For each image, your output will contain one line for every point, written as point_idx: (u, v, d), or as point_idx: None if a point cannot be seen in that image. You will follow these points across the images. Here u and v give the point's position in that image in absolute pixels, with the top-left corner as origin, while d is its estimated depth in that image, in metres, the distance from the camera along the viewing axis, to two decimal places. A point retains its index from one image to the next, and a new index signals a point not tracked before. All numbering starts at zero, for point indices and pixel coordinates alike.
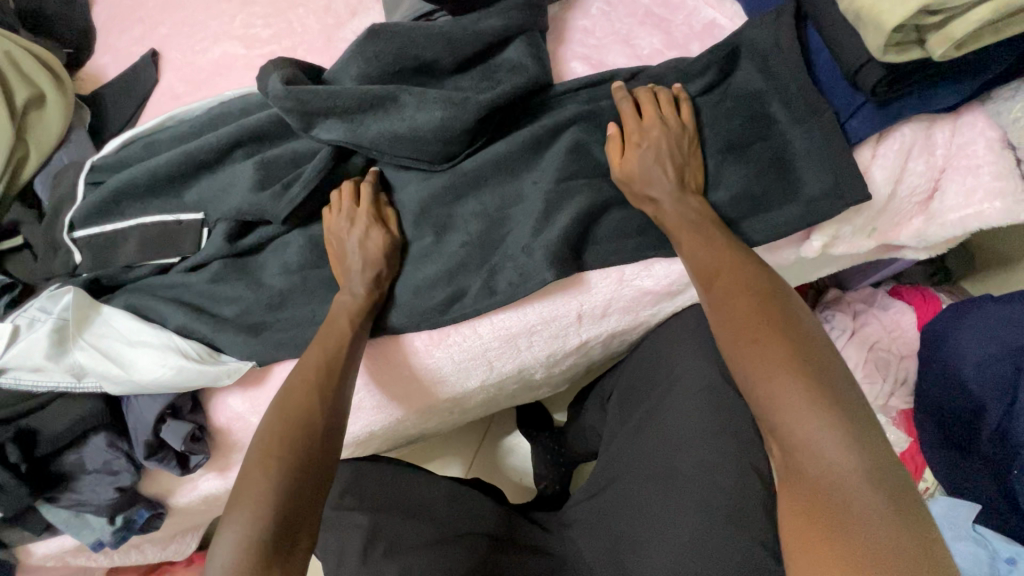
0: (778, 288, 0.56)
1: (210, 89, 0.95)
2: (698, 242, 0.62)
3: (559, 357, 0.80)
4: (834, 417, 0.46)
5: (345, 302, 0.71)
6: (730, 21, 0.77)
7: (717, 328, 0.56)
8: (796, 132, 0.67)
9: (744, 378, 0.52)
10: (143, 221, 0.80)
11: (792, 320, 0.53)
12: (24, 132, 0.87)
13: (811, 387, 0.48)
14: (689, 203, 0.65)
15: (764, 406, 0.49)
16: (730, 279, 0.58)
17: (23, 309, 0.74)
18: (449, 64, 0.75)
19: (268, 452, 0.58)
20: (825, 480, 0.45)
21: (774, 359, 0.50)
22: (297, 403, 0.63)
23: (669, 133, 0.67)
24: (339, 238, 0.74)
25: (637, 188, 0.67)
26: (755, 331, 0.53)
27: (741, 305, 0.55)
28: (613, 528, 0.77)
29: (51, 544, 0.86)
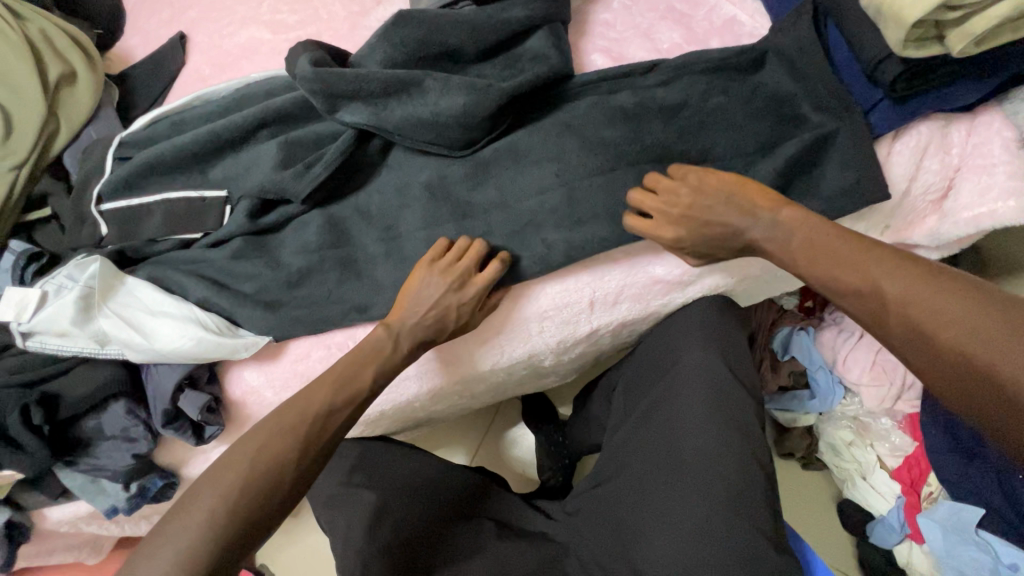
0: (957, 279, 0.52)
1: (237, 71, 0.98)
2: (840, 258, 0.58)
3: (570, 344, 0.81)
4: None
5: (384, 345, 0.69)
6: (751, 17, 0.78)
7: (905, 350, 0.53)
8: (815, 127, 0.68)
9: (974, 392, 0.48)
10: (168, 197, 0.82)
11: (994, 305, 0.49)
12: (56, 107, 0.89)
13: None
14: (782, 221, 0.62)
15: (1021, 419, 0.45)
16: (893, 288, 0.54)
17: (51, 276, 0.76)
18: (473, 51, 0.77)
19: (226, 474, 0.59)
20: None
21: (1006, 361, 0.46)
22: (274, 434, 0.62)
23: (692, 204, 0.66)
24: (422, 278, 0.70)
25: (732, 244, 0.66)
26: (956, 347, 0.49)
27: (936, 321, 0.51)
28: (617, 515, 0.78)
29: (65, 509, 0.89)
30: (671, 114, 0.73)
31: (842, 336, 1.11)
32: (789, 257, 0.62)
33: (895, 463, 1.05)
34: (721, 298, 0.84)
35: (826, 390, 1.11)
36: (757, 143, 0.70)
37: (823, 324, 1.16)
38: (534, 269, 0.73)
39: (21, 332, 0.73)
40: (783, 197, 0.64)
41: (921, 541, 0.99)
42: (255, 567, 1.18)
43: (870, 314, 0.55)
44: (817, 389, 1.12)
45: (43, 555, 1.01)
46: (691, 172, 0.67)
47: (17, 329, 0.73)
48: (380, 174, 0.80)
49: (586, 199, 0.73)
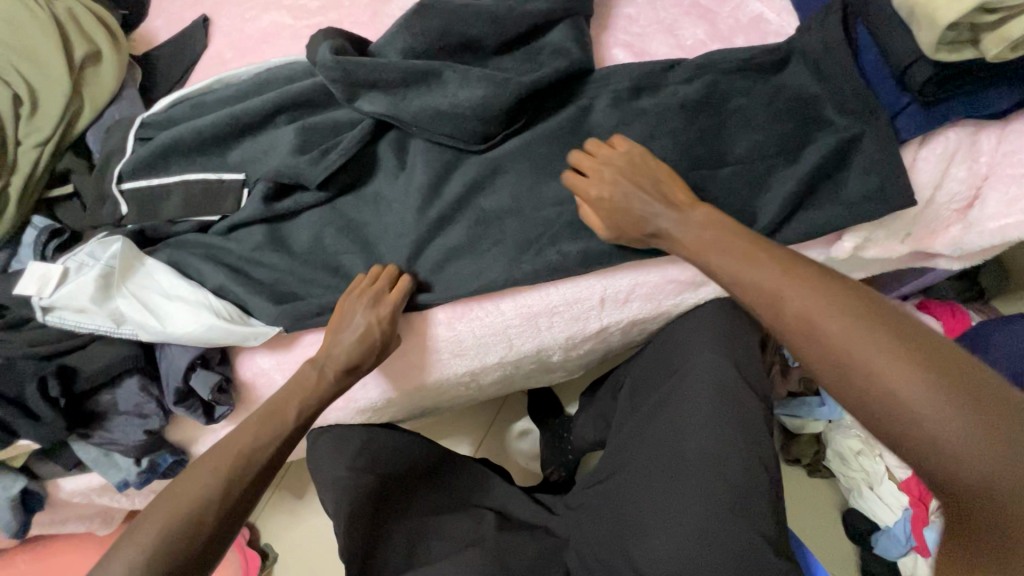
0: (861, 295, 0.51)
1: (257, 55, 0.98)
2: (743, 263, 0.57)
3: (578, 341, 0.81)
4: (971, 413, 0.43)
5: (306, 378, 0.70)
6: (778, 15, 0.76)
7: (801, 350, 0.52)
8: (839, 130, 0.66)
9: (867, 408, 0.47)
10: (188, 178, 0.83)
11: (889, 325, 0.49)
12: (81, 86, 0.90)
13: (948, 399, 0.43)
14: (693, 217, 0.63)
15: (908, 438, 0.45)
16: (791, 288, 0.53)
17: (71, 253, 0.77)
18: (493, 42, 0.76)
19: (199, 471, 0.60)
20: (985, 491, 0.42)
21: (893, 382, 0.45)
22: (247, 428, 0.65)
23: (620, 169, 0.67)
24: (345, 310, 0.72)
25: (641, 226, 0.66)
26: (846, 346, 0.49)
27: (828, 319, 0.50)
28: (617, 511, 0.78)
29: (79, 480, 0.91)
30: (691, 112, 0.72)
31: None
32: (695, 250, 0.62)
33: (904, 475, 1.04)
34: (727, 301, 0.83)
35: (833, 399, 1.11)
36: (778, 145, 0.69)
37: None
38: (547, 265, 0.74)
39: (41, 306, 0.74)
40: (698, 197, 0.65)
41: (927, 555, 0.98)
42: (260, 546, 1.20)
43: (772, 323, 0.54)
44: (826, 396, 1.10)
45: (57, 524, 1.04)
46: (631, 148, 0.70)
47: (38, 303, 0.74)
48: (395, 163, 0.80)
49: None
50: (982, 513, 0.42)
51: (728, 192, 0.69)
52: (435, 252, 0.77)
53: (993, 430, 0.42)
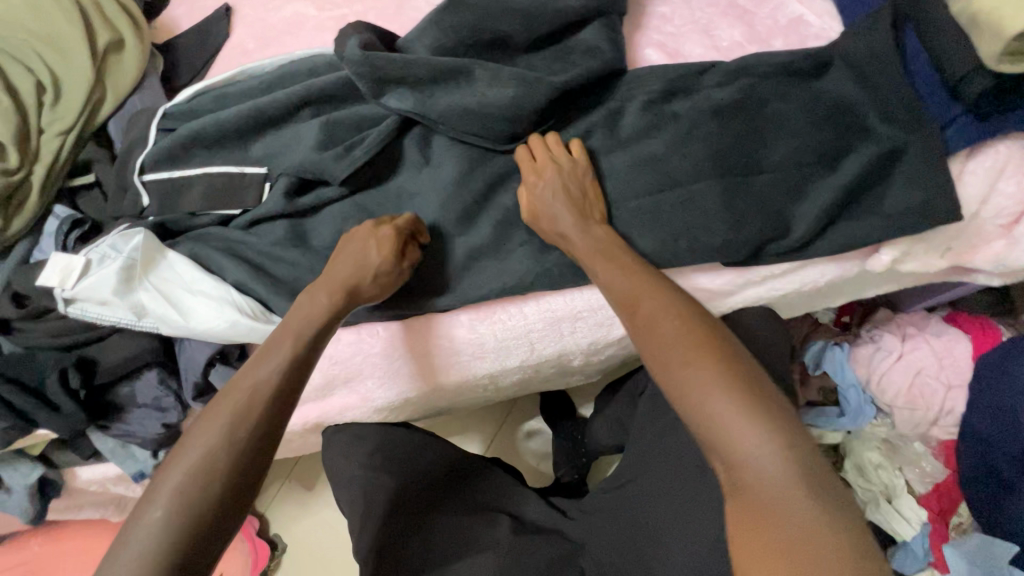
0: (703, 314, 0.59)
1: (280, 46, 0.97)
2: (619, 274, 0.63)
3: (600, 346, 0.79)
4: (762, 425, 0.49)
5: (303, 305, 0.65)
6: (819, 18, 0.74)
7: (645, 351, 0.58)
8: (881, 140, 0.64)
9: (681, 405, 0.53)
10: (210, 171, 0.82)
11: (716, 340, 0.56)
12: (103, 74, 0.90)
13: (743, 406, 0.50)
14: (594, 233, 0.67)
15: (711, 434, 0.51)
16: (650, 301, 0.60)
17: (94, 244, 0.77)
18: (524, 40, 0.74)
19: (253, 369, 0.58)
20: (761, 484, 0.47)
21: (705, 384, 0.52)
22: (245, 381, 0.57)
23: (565, 173, 0.69)
24: (345, 243, 0.71)
25: (548, 229, 0.69)
26: (682, 353, 0.55)
27: (669, 328, 0.57)
28: (637, 517, 0.77)
29: (96, 469, 0.91)
30: (727, 117, 0.69)
31: (878, 355, 1.05)
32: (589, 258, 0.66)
33: (924, 490, 1.03)
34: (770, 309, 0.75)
35: (857, 410, 1.07)
36: (816, 154, 0.67)
37: (859, 340, 1.09)
38: (573, 271, 0.72)
39: (63, 298, 0.74)
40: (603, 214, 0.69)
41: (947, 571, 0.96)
42: (269, 536, 1.20)
43: (627, 326, 0.61)
44: (847, 407, 1.09)
45: (72, 510, 1.05)
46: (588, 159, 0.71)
47: (61, 295, 0.74)
48: (419, 160, 0.78)
49: (629, 199, 0.70)
50: (753, 504, 0.46)
51: (764, 201, 0.67)
52: (459, 253, 0.75)
53: (773, 437, 0.49)
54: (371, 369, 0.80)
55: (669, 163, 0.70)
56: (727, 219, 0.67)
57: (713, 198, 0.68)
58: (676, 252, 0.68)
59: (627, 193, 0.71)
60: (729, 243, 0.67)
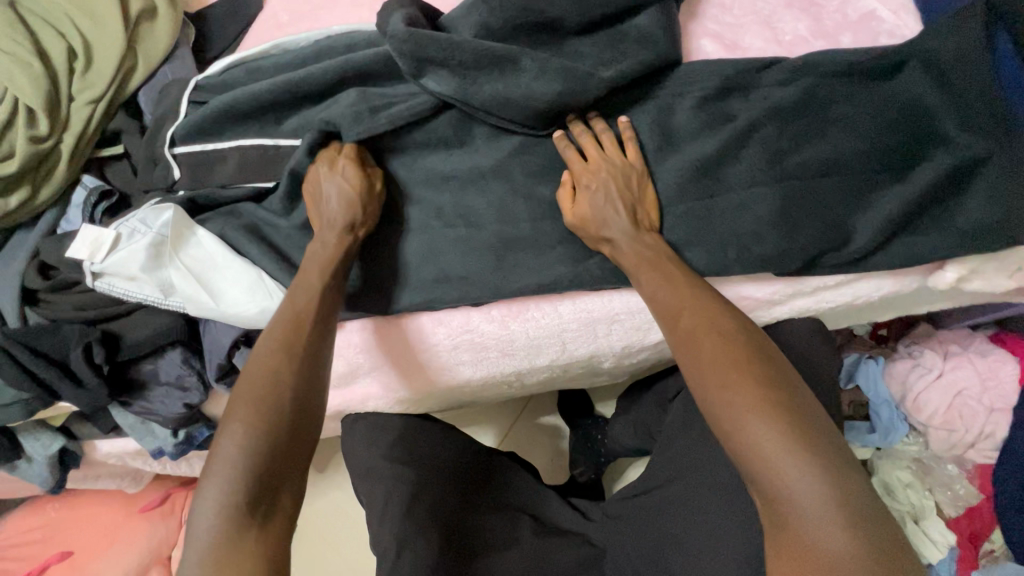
0: (744, 329, 0.56)
1: (315, 20, 0.93)
2: (662, 283, 0.61)
3: (634, 350, 0.76)
4: (803, 452, 0.47)
5: (315, 251, 0.68)
6: (893, 13, 0.69)
7: (683, 366, 0.56)
8: (959, 149, 0.60)
9: (719, 431, 0.51)
10: (242, 144, 0.80)
11: (758, 360, 0.53)
12: (135, 42, 0.87)
13: (786, 436, 0.48)
14: (645, 240, 0.65)
15: (751, 463, 0.49)
16: (691, 317, 0.57)
17: (125, 217, 0.75)
18: (575, 23, 0.71)
19: (283, 308, 0.64)
20: (803, 515, 0.46)
21: (746, 411, 0.50)
22: (282, 318, 0.63)
23: (618, 172, 0.67)
24: (318, 182, 0.72)
25: (597, 233, 0.66)
26: (719, 374, 0.53)
27: (705, 345, 0.55)
28: (663, 528, 0.75)
29: (115, 443, 0.91)
30: (787, 117, 0.66)
31: (917, 371, 1.01)
32: (632, 264, 0.64)
33: (954, 513, 0.99)
34: (818, 321, 0.71)
35: (888, 426, 1.04)
36: (885, 162, 0.63)
37: (896, 355, 1.06)
38: (613, 271, 0.70)
39: (92, 271, 0.73)
40: (657, 222, 0.67)
41: None
42: None
43: (668, 339, 0.59)
44: (878, 423, 1.05)
45: (89, 480, 1.06)
46: (643, 159, 0.68)
47: (89, 268, 0.73)
48: (456, 147, 0.75)
49: (678, 200, 0.67)
50: (794, 529, 0.46)
51: (823, 209, 0.64)
52: (493, 247, 0.73)
53: (819, 468, 0.46)
54: (396, 360, 0.78)
55: (724, 164, 0.66)
56: (782, 227, 0.64)
57: (769, 205, 0.64)
58: (727, 259, 0.65)
59: (675, 195, 0.67)
60: (784, 253, 0.64)
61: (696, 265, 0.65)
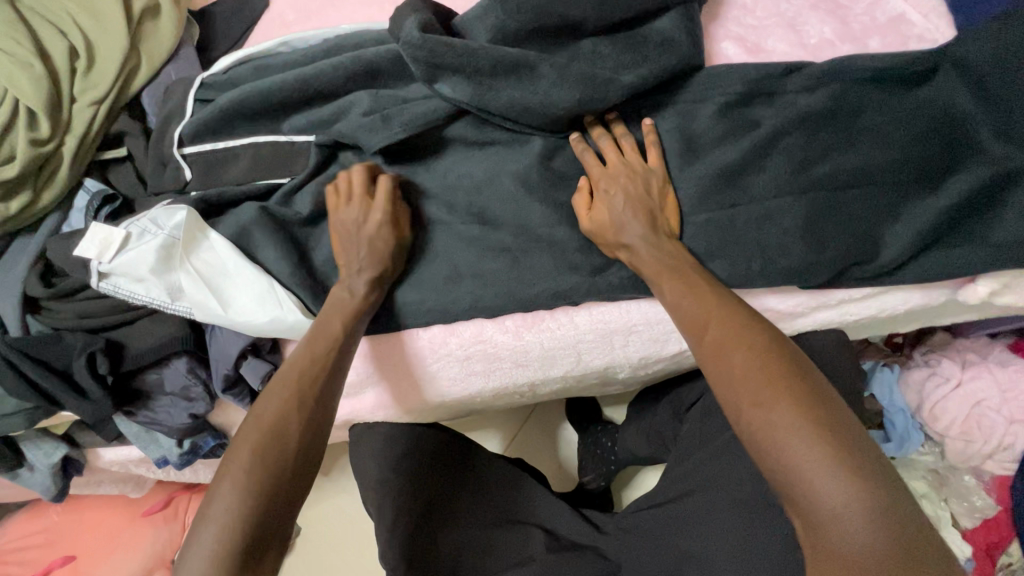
0: (774, 339, 0.53)
1: (322, 20, 0.91)
2: (687, 293, 0.59)
3: (651, 361, 0.75)
4: (849, 474, 0.45)
5: (343, 301, 0.66)
6: (924, 17, 0.67)
7: (713, 384, 0.54)
8: (995, 160, 0.58)
9: (754, 450, 0.49)
10: (256, 141, 0.79)
11: (794, 373, 0.50)
12: (139, 42, 0.85)
13: (830, 457, 0.45)
14: (666, 247, 0.63)
15: (789, 484, 0.47)
16: (719, 328, 0.55)
17: (136, 216, 0.73)
18: (595, 26, 0.69)
19: (298, 356, 0.62)
20: (850, 545, 0.43)
21: (783, 430, 0.47)
22: (295, 365, 0.61)
23: (636, 177, 0.65)
24: (345, 226, 0.69)
25: (614, 241, 0.64)
26: (753, 392, 0.50)
27: (735, 363, 0.52)
28: (681, 544, 0.74)
29: (118, 451, 0.89)
30: (815, 124, 0.64)
31: (934, 380, 0.99)
32: (655, 272, 0.61)
33: (971, 524, 0.99)
34: (841, 334, 0.69)
35: (902, 435, 1.03)
36: (919, 171, 0.61)
37: (912, 363, 1.04)
38: (630, 281, 0.68)
39: (99, 271, 0.71)
40: (676, 229, 0.64)
41: None
42: None
43: (695, 353, 0.57)
44: (893, 432, 1.04)
45: (92, 486, 1.04)
46: (664, 166, 0.66)
47: (97, 268, 0.70)
48: (470, 153, 0.74)
49: (698, 209, 0.65)
50: (841, 558, 0.44)
51: (851, 219, 0.62)
52: (507, 255, 0.71)
53: (861, 487, 0.44)
54: (399, 375, 0.76)
55: (748, 172, 0.64)
56: (810, 238, 0.62)
57: (795, 214, 0.62)
58: (750, 271, 0.63)
59: (695, 204, 0.65)
60: (811, 265, 0.62)
61: (719, 277, 0.63)
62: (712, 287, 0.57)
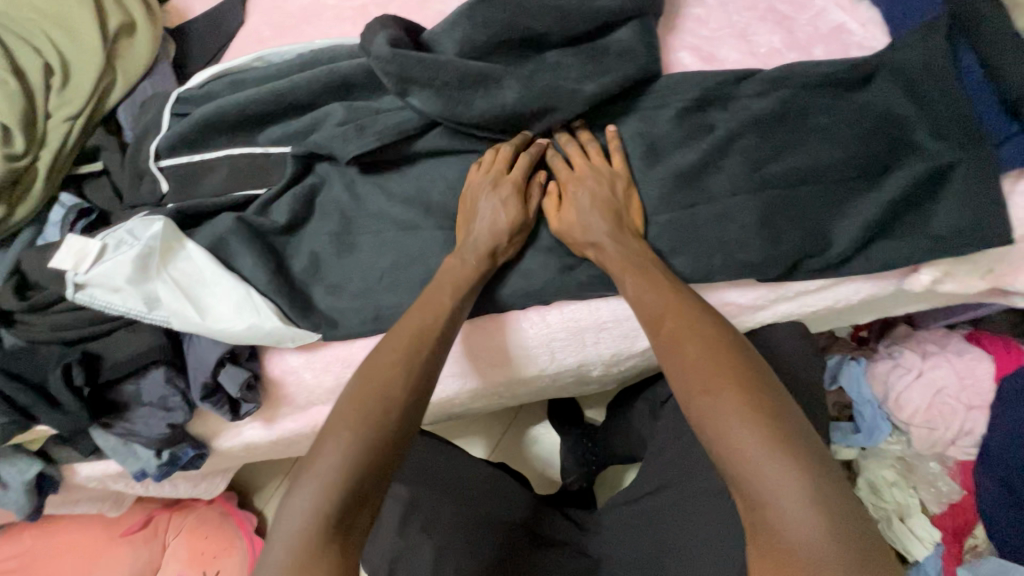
0: (728, 338, 0.57)
1: (297, 35, 0.93)
2: (646, 288, 0.62)
3: (622, 358, 0.77)
4: (783, 456, 0.47)
5: (455, 268, 0.68)
6: (862, 26, 0.72)
7: (667, 373, 0.57)
8: (930, 157, 0.62)
9: (701, 435, 0.52)
10: (231, 154, 0.81)
11: (740, 365, 0.54)
12: (114, 59, 0.86)
13: (767, 440, 0.48)
14: (631, 244, 0.65)
15: (733, 466, 0.49)
16: (674, 322, 0.59)
17: (113, 229, 0.75)
18: (558, 37, 0.72)
19: (409, 322, 0.64)
20: (784, 523, 0.45)
21: (727, 414, 0.50)
22: (405, 329, 0.63)
23: (601, 178, 0.68)
24: (474, 197, 0.71)
25: (582, 240, 0.67)
26: (702, 381, 0.53)
27: (688, 353, 0.56)
28: (660, 536, 0.76)
29: (95, 466, 0.88)
30: (765, 127, 0.67)
31: (897, 371, 1.03)
32: (615, 269, 0.65)
33: (938, 510, 1.00)
34: (802, 325, 0.72)
35: (872, 425, 1.07)
36: (862, 169, 0.65)
37: (877, 356, 1.08)
38: (599, 281, 0.70)
39: (75, 282, 0.71)
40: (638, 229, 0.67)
41: None
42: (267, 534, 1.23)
43: (652, 345, 0.60)
44: (862, 423, 1.08)
45: (68, 504, 1.02)
46: (628, 168, 0.70)
47: (73, 279, 0.71)
48: (443, 161, 0.76)
49: (661, 210, 0.68)
50: (774, 537, 0.45)
51: (801, 215, 0.65)
52: None
53: (801, 477, 0.46)
54: (486, 357, 0.75)
55: (705, 172, 0.68)
56: (765, 234, 0.65)
57: (751, 212, 0.66)
58: (711, 265, 0.66)
59: (656, 204, 0.68)
60: (767, 258, 0.65)
61: (682, 272, 0.66)
62: (672, 283, 0.61)
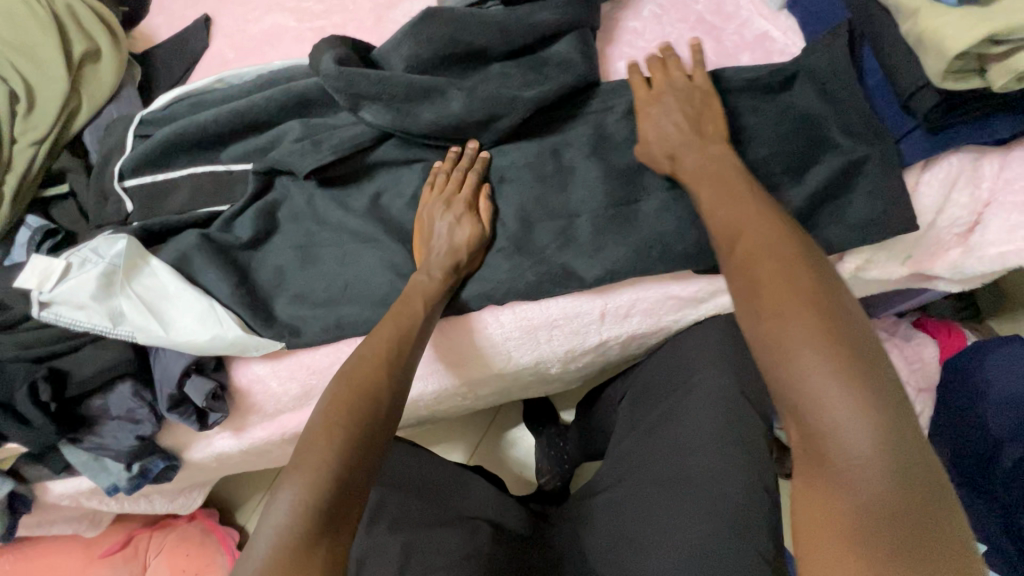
0: (820, 271, 0.48)
1: (259, 57, 0.97)
2: (722, 203, 0.56)
3: (577, 354, 0.81)
4: (856, 394, 0.41)
5: (422, 283, 0.70)
6: (784, 34, 0.77)
7: (733, 294, 0.51)
8: (845, 152, 0.67)
9: (763, 361, 0.46)
10: (195, 171, 0.84)
11: (821, 290, 0.46)
12: (79, 84, 0.89)
13: (840, 374, 0.42)
14: (710, 148, 0.63)
15: (794, 400, 0.43)
16: (747, 240, 0.52)
17: (78, 248, 0.77)
18: (500, 51, 0.77)
19: (383, 327, 0.66)
20: (846, 465, 0.41)
21: (798, 341, 0.44)
22: (383, 333, 0.65)
23: (682, 92, 0.69)
24: (428, 217, 0.73)
25: (663, 149, 0.67)
26: (772, 303, 0.47)
27: (762, 272, 0.49)
28: (619, 526, 0.74)
29: (67, 483, 0.89)
30: None
31: None
32: (698, 181, 0.61)
33: None
34: None
35: None
36: (787, 164, 0.69)
37: None
38: (549, 280, 0.73)
39: (40, 301, 0.73)
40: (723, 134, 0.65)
41: None
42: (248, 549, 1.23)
43: (724, 263, 0.54)
44: None
45: (44, 525, 1.03)
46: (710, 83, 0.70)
47: (38, 297, 0.73)
48: (397, 172, 0.80)
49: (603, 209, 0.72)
50: (828, 477, 0.41)
51: None
52: None
53: (873, 420, 0.40)
54: (453, 359, 0.78)
55: (644, 171, 0.73)
56: (699, 228, 0.69)
57: (686, 208, 0.70)
58: (650, 258, 0.70)
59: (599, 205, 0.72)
60: (701, 250, 0.69)
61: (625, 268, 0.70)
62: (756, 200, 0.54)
